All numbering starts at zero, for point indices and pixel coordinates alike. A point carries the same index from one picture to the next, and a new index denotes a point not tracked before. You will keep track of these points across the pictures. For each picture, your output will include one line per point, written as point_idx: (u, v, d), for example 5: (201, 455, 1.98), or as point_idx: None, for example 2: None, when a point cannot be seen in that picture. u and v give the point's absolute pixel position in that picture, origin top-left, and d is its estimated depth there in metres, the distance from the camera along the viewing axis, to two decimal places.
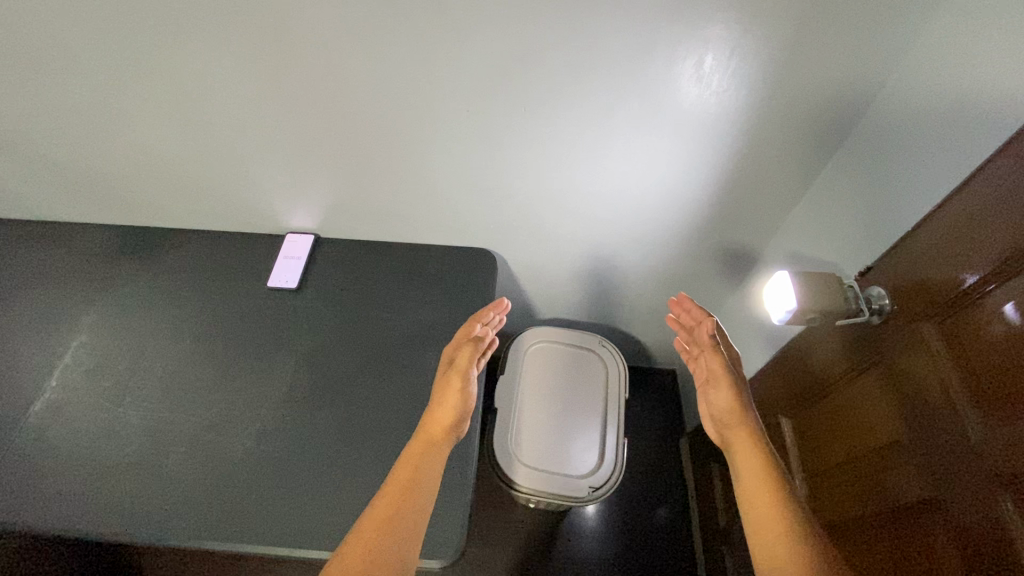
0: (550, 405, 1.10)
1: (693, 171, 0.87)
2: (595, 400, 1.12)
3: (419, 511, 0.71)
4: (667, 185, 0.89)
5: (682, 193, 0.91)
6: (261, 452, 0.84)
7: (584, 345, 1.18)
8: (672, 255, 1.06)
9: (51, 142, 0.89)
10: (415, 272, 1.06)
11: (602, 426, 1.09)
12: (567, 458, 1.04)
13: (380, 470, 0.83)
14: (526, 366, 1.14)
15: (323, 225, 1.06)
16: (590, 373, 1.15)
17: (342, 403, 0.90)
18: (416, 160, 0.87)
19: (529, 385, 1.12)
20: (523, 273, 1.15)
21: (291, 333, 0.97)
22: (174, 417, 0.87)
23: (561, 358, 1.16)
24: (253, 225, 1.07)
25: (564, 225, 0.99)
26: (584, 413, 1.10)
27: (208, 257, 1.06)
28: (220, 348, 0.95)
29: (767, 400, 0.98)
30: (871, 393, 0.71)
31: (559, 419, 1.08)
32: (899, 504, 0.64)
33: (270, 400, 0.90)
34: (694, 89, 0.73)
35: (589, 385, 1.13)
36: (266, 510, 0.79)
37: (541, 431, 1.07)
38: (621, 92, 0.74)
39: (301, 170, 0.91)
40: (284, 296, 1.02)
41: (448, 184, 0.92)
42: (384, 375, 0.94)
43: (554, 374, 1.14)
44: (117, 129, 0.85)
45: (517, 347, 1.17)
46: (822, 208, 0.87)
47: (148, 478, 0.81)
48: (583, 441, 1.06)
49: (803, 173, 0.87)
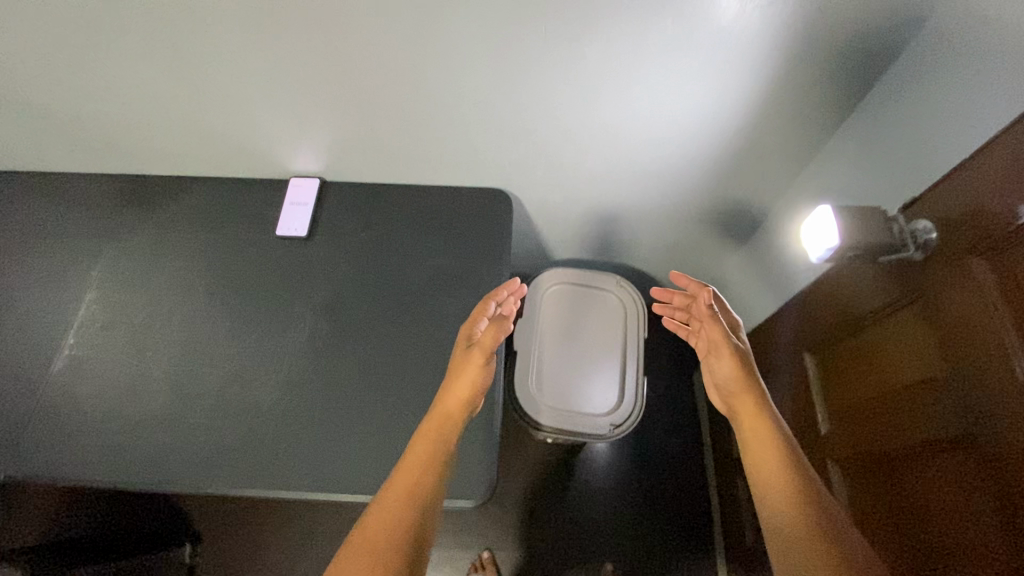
0: (571, 348, 1.10)
1: (725, 100, 0.80)
2: (616, 342, 1.11)
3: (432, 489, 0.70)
4: (697, 115, 0.83)
5: (713, 123, 0.84)
6: (289, 403, 0.85)
7: (600, 285, 1.16)
8: (698, 188, 1.01)
9: (27, 87, 0.81)
10: (429, 216, 1.02)
11: (624, 367, 1.09)
12: (587, 398, 1.06)
13: (408, 417, 0.84)
14: (544, 309, 1.12)
15: (329, 167, 1.00)
16: (609, 314, 1.13)
17: (364, 353, 0.89)
18: (425, 96, 0.81)
19: (547, 329, 1.11)
20: (540, 213, 1.11)
21: (305, 281, 0.95)
22: (197, 371, 0.87)
23: (578, 299, 1.14)
24: (257, 170, 1.01)
25: (584, 161, 0.94)
26: (604, 355, 1.10)
27: (212, 206, 1.01)
28: (235, 301, 0.93)
29: (790, 337, 0.97)
30: (907, 334, 0.69)
31: (580, 363, 1.08)
32: (925, 438, 0.65)
33: (292, 350, 0.89)
34: (734, 4, 0.66)
35: (608, 326, 1.12)
36: (297, 459, 0.80)
37: (562, 374, 1.07)
38: (651, 11, 0.66)
39: (300, 108, 0.84)
40: (294, 243, 0.98)
41: (462, 119, 0.85)
42: (405, 324, 0.92)
43: (573, 316, 1.12)
44: (97, 71, 0.78)
45: (533, 288, 1.14)
46: (865, 136, 0.80)
47: (180, 431, 0.82)
48: (603, 382, 1.07)
49: (847, 98, 0.80)
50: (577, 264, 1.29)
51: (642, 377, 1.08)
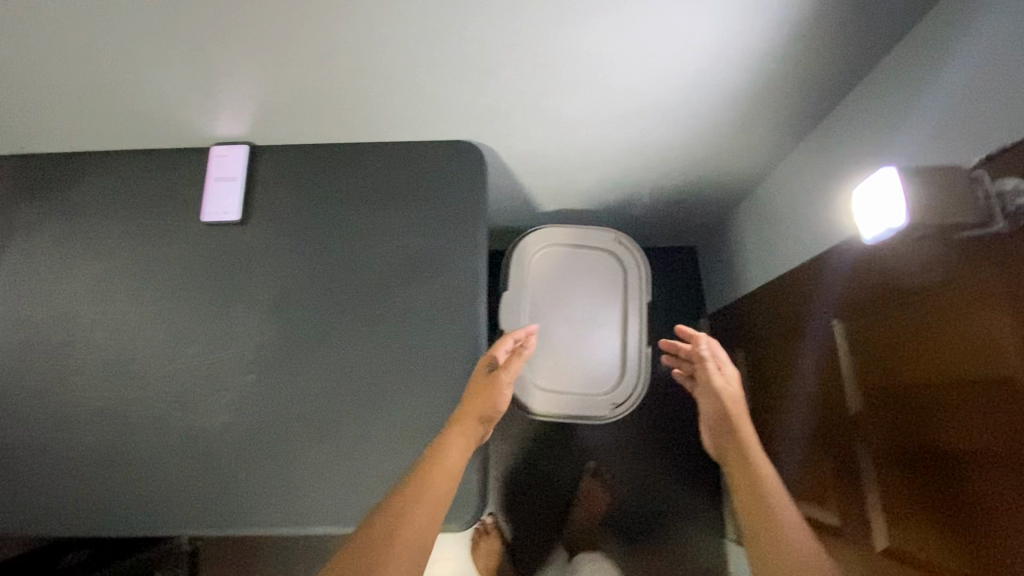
0: (564, 321, 0.97)
1: (744, 18, 0.60)
2: (615, 312, 0.98)
3: (430, 512, 0.64)
4: (704, 40, 0.64)
5: (725, 48, 0.65)
6: (242, 425, 0.74)
7: (597, 245, 1.00)
8: (706, 124, 0.81)
9: None
10: (384, 184, 0.84)
11: (624, 340, 0.97)
12: (585, 378, 0.95)
13: (377, 432, 0.75)
14: (531, 279, 0.98)
15: (258, 129, 0.81)
16: (606, 279, 0.99)
17: (323, 360, 0.77)
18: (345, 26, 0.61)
19: (538, 301, 0.98)
20: (519, 167, 0.93)
21: (243, 278, 0.80)
22: (132, 394, 0.75)
23: (570, 264, 0.99)
24: (170, 139, 0.82)
25: (565, 103, 0.75)
26: (601, 327, 0.97)
27: (121, 189, 0.83)
28: (163, 307, 0.79)
29: (816, 301, 0.84)
30: (967, 328, 0.56)
31: (574, 339, 0.97)
32: (1009, 453, 0.52)
33: (239, 363, 0.77)
34: None
35: (606, 294, 0.99)
36: (258, 489, 0.72)
37: (555, 352, 0.96)
38: None
39: (192, 56, 0.65)
40: (225, 230, 0.82)
41: (402, 57, 0.66)
42: (364, 322, 0.79)
43: (567, 284, 0.99)
44: None
45: (518, 254, 0.99)
46: (927, 56, 0.60)
47: (123, 467, 0.73)
48: (602, 358, 0.96)
49: (910, 8, 0.59)
50: (568, 216, 1.13)
51: (645, 349, 0.97)
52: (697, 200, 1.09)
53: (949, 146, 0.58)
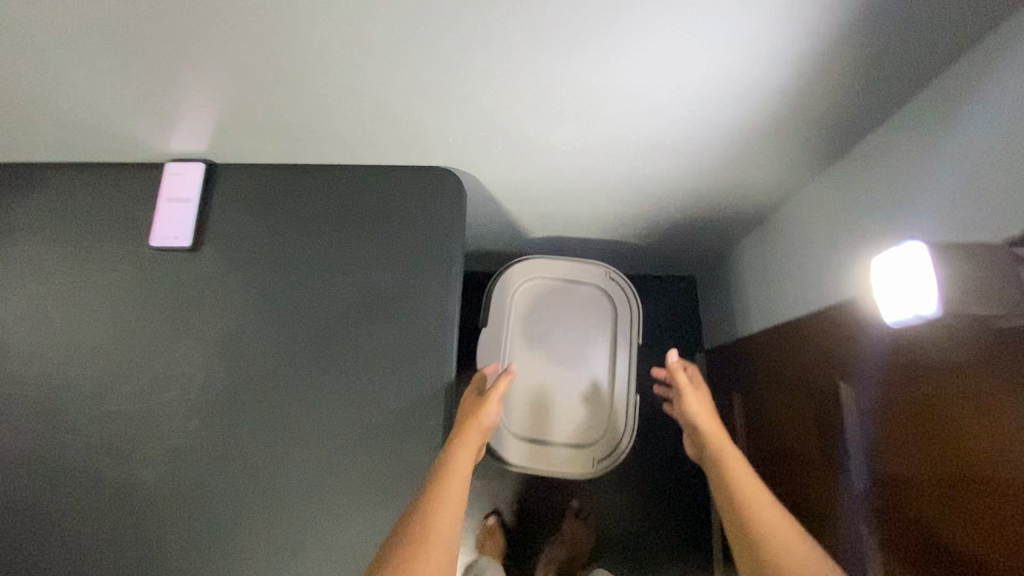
0: (546, 363, 0.89)
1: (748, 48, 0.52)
2: (602, 354, 0.91)
3: (451, 510, 0.59)
4: (703, 69, 0.56)
5: (727, 78, 0.57)
6: (178, 476, 0.68)
7: (585, 281, 0.93)
8: (708, 157, 0.73)
9: None
10: (351, 211, 0.77)
11: (610, 386, 0.90)
12: (568, 428, 0.88)
13: (328, 490, 0.68)
14: (513, 314, 0.91)
15: (214, 146, 0.74)
16: (594, 317, 0.92)
17: (271, 406, 0.70)
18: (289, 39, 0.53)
19: (518, 341, 0.90)
20: (502, 193, 0.85)
21: (189, 311, 0.73)
22: (63, 435, 0.69)
23: (555, 300, 0.92)
24: (119, 153, 0.75)
25: (549, 130, 0.67)
26: (586, 370, 0.90)
27: (64, 206, 0.76)
28: (102, 340, 0.72)
29: (812, 361, 0.74)
30: (993, 434, 0.45)
31: (557, 383, 0.89)
32: None
33: (178, 405, 0.69)
34: None
35: (593, 334, 0.91)
36: (191, 551, 0.66)
37: (535, 396, 0.88)
38: None
39: (122, 66, 0.57)
40: (174, 256, 0.75)
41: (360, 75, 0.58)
42: (319, 364, 0.71)
43: (551, 323, 0.91)
44: None
45: (498, 287, 0.91)
46: (963, 99, 0.52)
47: (48, 517, 0.67)
48: (587, 407, 0.89)
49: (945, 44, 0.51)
50: (558, 243, 1.05)
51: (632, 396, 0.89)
52: (698, 232, 1.01)
53: (987, 208, 0.49)
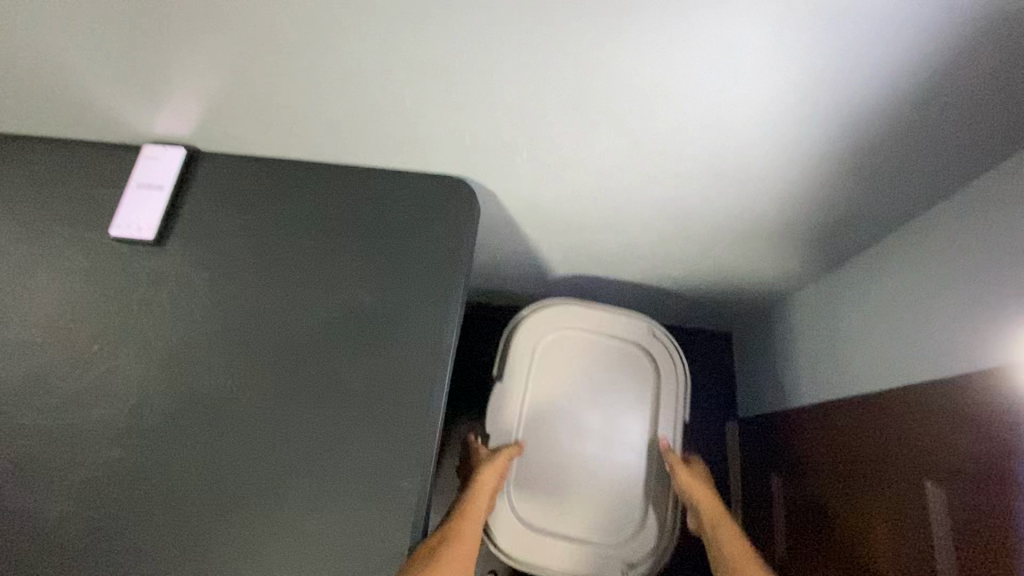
0: (568, 430, 0.78)
1: (856, 48, 0.42)
2: (638, 430, 0.79)
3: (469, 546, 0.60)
4: (795, 71, 0.45)
5: (822, 86, 0.46)
6: (88, 518, 0.54)
7: (626, 339, 0.82)
8: (777, 195, 0.62)
9: None
10: (346, 216, 0.66)
11: (642, 469, 0.78)
12: (583, 514, 0.76)
13: (270, 556, 0.53)
14: (537, 366, 0.80)
15: (201, 132, 0.65)
16: (632, 382, 0.80)
17: (217, 437, 0.57)
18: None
19: (539, 399, 0.79)
20: (523, 215, 0.74)
21: (142, 314, 0.61)
22: None
23: (588, 355, 0.81)
24: (95, 132, 0.66)
25: (589, 141, 0.57)
26: (615, 448, 0.78)
27: (24, 182, 0.67)
28: (33, 340, 0.60)
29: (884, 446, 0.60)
30: None
31: (577, 457, 0.78)
32: None
33: (107, 428, 0.57)
34: None
35: (629, 402, 0.80)
36: None
37: (551, 471, 0.77)
38: None
39: (95, 20, 0.49)
40: (136, 250, 0.64)
41: (369, 49, 0.48)
42: (281, 394, 0.59)
43: (581, 383, 0.80)
44: None
45: (524, 331, 0.80)
46: None
47: None
48: (609, 489, 0.77)
49: None
50: (581, 280, 0.93)
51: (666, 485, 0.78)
52: (743, 283, 0.88)
53: None
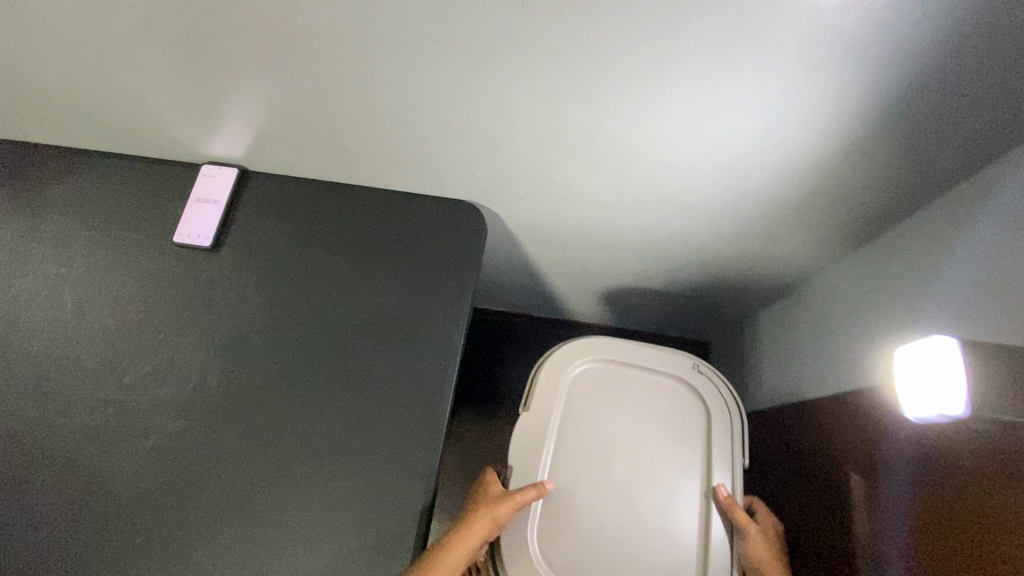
0: (604, 476, 0.70)
1: (783, 128, 0.54)
2: (688, 477, 0.70)
3: None
4: (738, 141, 0.57)
5: (759, 152, 0.58)
6: (154, 476, 0.65)
7: (665, 376, 0.75)
8: (735, 229, 0.73)
9: None
10: (372, 230, 0.77)
11: (698, 529, 0.68)
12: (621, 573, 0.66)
13: (303, 514, 0.64)
14: (570, 403, 0.73)
15: (252, 155, 0.76)
16: (674, 423, 0.72)
17: (261, 413, 0.68)
18: (342, 70, 0.57)
19: (568, 436, 0.71)
20: (523, 236, 0.86)
21: (198, 307, 0.73)
22: (47, 418, 0.68)
23: (626, 391, 0.74)
24: (160, 151, 0.78)
25: (577, 181, 0.69)
26: (664, 499, 0.69)
27: (99, 192, 0.79)
28: (108, 326, 0.72)
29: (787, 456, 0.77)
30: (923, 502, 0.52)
31: (616, 509, 0.68)
32: None
33: (170, 402, 0.69)
34: None
35: (675, 448, 0.71)
36: (150, 557, 0.62)
37: (592, 528, 0.67)
38: None
39: (183, 73, 0.61)
40: (192, 253, 0.76)
41: (404, 103, 0.60)
42: (315, 378, 0.70)
43: (615, 421, 0.72)
44: None
45: (555, 365, 0.74)
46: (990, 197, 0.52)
47: (14, 497, 0.64)
48: (656, 546, 0.67)
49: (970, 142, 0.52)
50: (572, 291, 1.05)
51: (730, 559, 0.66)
52: (717, 299, 0.99)
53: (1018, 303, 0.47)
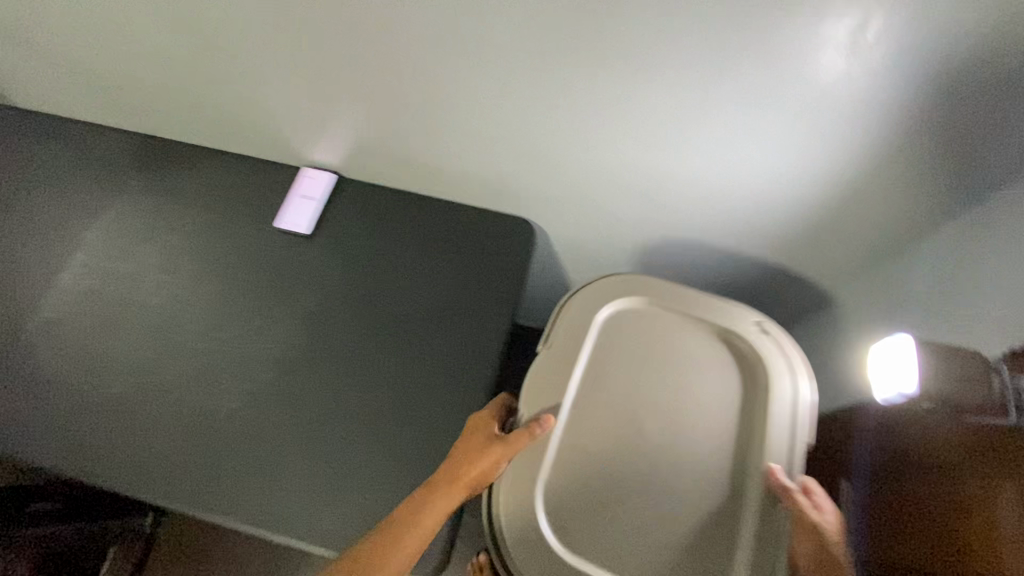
0: (633, 426, 0.68)
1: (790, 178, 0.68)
2: (723, 435, 0.67)
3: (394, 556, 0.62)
4: (754, 185, 0.71)
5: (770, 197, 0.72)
6: (243, 415, 0.77)
7: (700, 329, 0.73)
8: (750, 264, 0.86)
9: (78, 43, 0.82)
10: (441, 233, 0.91)
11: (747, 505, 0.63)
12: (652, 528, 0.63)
13: (364, 461, 0.75)
14: (598, 353, 0.72)
15: (349, 163, 0.92)
16: (708, 377, 0.71)
17: (336, 374, 0.81)
18: (443, 102, 0.74)
19: (595, 383, 0.70)
20: (565, 255, 0.99)
21: (292, 282, 0.87)
22: (160, 358, 0.81)
23: (657, 343, 0.73)
24: (274, 154, 0.95)
25: (620, 209, 0.83)
26: (708, 454, 0.66)
27: (219, 182, 0.95)
28: (217, 290, 0.86)
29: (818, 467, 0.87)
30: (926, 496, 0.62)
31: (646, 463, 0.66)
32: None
33: (262, 356, 0.81)
34: (824, 69, 0.54)
35: (708, 404, 0.69)
36: (234, 481, 0.73)
37: (619, 482, 0.65)
38: (711, 59, 0.57)
39: (318, 93, 0.79)
40: (289, 239, 0.90)
41: (488, 131, 0.76)
42: (384, 350, 0.82)
43: (644, 372, 0.71)
44: (133, 30, 0.77)
45: (587, 309, 0.73)
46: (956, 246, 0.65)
47: (126, 419, 0.77)
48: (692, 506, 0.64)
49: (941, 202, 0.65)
50: None
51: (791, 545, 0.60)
52: None
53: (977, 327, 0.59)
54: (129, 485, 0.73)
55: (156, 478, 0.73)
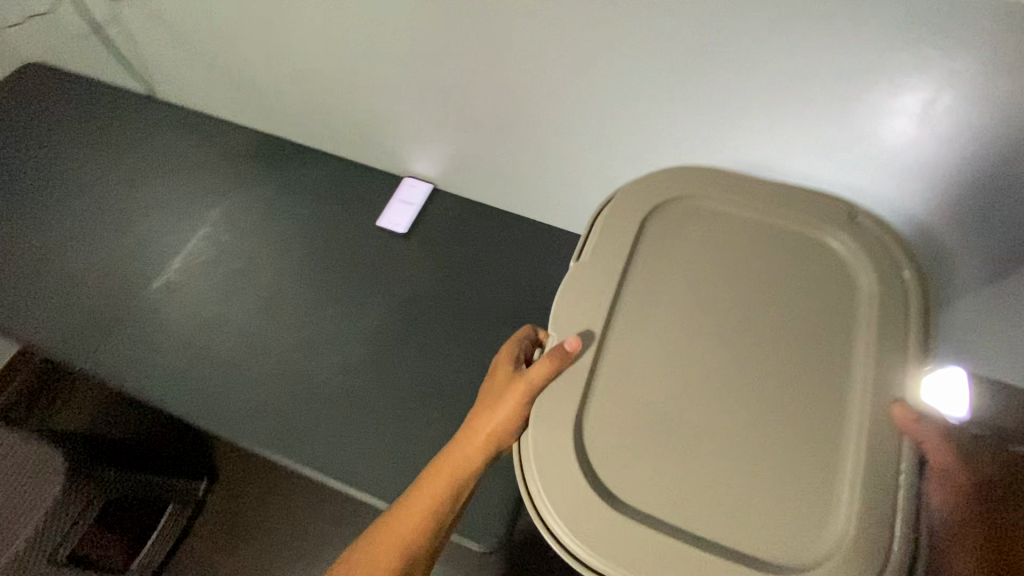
0: (702, 337, 0.57)
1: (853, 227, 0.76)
2: (812, 357, 0.56)
3: (422, 515, 0.59)
4: None
5: None
6: (335, 384, 0.87)
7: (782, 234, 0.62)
8: None
9: (240, 54, 0.97)
10: (521, 247, 1.01)
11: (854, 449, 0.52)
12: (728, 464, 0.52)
13: (439, 438, 0.83)
14: (657, 253, 0.61)
15: (445, 177, 1.04)
16: (793, 289, 0.59)
17: (419, 359, 0.90)
18: (546, 135, 0.85)
19: (655, 287, 0.59)
20: None
21: (387, 274, 0.98)
22: (267, 326, 0.92)
23: (725, 251, 0.61)
24: (380, 163, 1.07)
25: None
26: (797, 395, 0.54)
27: (330, 181, 1.08)
28: (321, 274, 0.97)
29: None
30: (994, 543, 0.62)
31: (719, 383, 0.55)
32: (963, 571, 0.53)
33: (356, 335, 0.91)
34: (893, 134, 0.63)
35: (793, 321, 0.57)
36: (325, 439, 0.82)
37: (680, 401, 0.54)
38: (794, 118, 0.67)
39: (437, 117, 0.91)
40: (388, 237, 1.02)
41: (581, 163, 0.87)
42: (463, 344, 0.91)
43: (716, 281, 0.60)
44: (292, 49, 0.92)
45: (631, 205, 0.63)
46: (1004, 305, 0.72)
47: (235, 375, 0.87)
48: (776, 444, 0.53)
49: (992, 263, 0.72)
50: None
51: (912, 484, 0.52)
52: None
53: None
54: (234, 431, 0.83)
55: (258, 428, 0.83)
